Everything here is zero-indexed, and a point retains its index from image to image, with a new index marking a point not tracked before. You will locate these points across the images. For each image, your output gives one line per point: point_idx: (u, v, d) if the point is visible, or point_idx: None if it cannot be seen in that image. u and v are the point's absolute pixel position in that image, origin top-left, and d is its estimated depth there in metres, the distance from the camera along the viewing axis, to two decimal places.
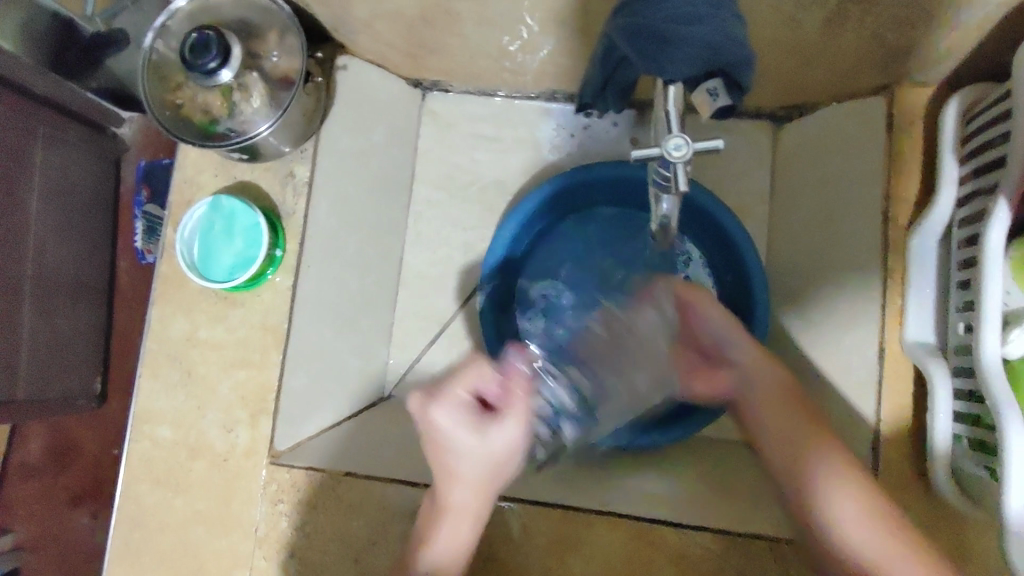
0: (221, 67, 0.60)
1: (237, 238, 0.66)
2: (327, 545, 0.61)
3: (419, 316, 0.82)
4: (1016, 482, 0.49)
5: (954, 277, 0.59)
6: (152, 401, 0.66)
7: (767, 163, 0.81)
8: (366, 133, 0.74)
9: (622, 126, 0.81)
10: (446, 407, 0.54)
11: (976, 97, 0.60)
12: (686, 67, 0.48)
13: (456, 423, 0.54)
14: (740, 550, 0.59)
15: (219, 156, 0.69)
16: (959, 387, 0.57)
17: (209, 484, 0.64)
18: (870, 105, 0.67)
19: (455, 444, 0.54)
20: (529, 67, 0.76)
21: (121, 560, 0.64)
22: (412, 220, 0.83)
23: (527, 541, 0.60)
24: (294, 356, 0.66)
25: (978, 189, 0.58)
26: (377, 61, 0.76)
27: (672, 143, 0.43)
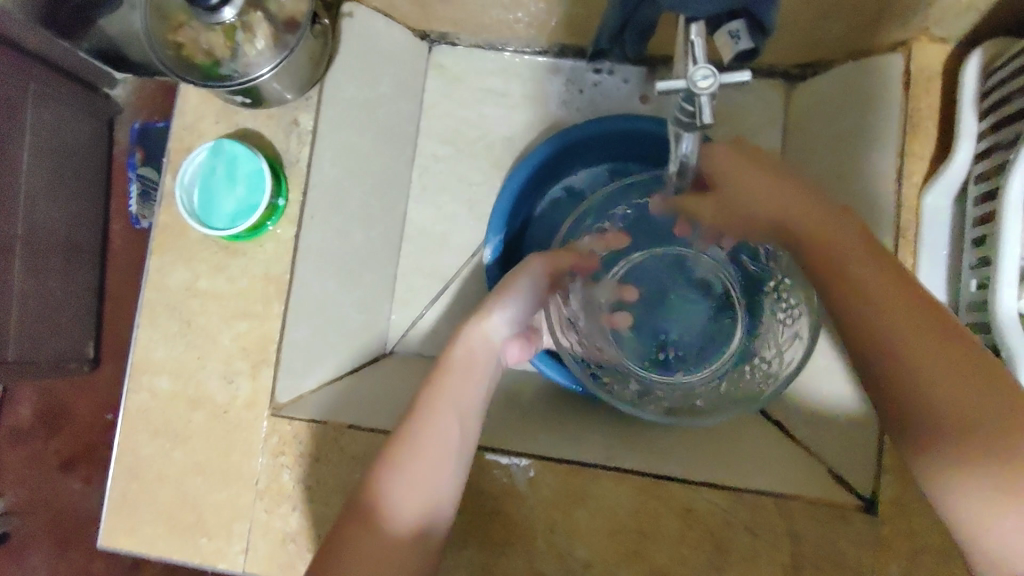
0: (224, 4, 0.58)
1: (239, 183, 0.65)
2: (330, 498, 0.60)
3: (423, 273, 0.81)
4: None
5: (968, 234, 0.59)
6: (150, 350, 0.64)
7: (779, 121, 0.80)
8: (372, 84, 0.72)
9: (631, 83, 0.80)
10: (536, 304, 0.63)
11: (994, 53, 0.60)
12: (709, 4, 0.46)
13: (511, 321, 0.61)
14: (747, 506, 0.57)
15: (220, 101, 0.67)
16: (970, 342, 0.58)
17: (209, 435, 0.63)
18: (887, 61, 0.65)
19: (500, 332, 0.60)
20: (539, 19, 0.74)
21: (119, 511, 0.63)
22: (417, 175, 0.82)
23: (533, 495, 0.59)
24: (297, 307, 0.65)
25: (997, 143, 0.57)
26: (384, 10, 0.74)
27: (699, 74, 0.41)
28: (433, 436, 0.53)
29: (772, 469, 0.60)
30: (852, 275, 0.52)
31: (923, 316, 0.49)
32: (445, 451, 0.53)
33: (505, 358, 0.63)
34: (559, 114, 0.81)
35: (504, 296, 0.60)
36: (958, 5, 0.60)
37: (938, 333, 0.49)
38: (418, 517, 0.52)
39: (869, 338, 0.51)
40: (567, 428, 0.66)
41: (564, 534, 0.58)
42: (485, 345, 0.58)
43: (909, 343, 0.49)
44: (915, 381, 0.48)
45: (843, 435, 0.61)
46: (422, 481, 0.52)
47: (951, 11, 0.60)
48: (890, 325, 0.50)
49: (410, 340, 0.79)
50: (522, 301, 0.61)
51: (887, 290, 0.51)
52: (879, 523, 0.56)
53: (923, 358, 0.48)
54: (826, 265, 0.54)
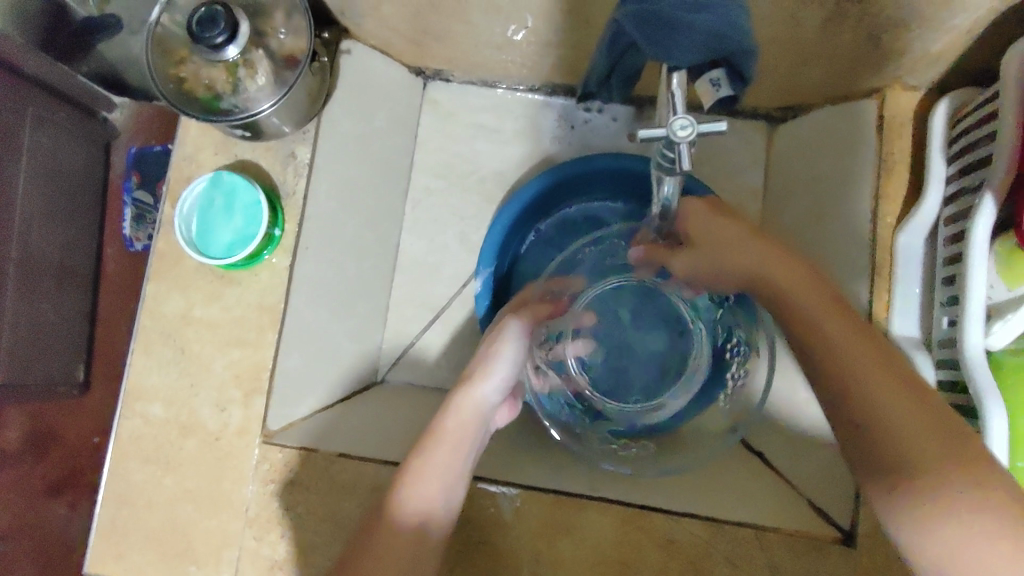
0: (228, 43, 0.60)
1: (237, 215, 0.66)
2: (319, 525, 0.60)
3: (415, 303, 0.82)
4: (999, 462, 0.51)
5: (940, 272, 0.62)
6: (144, 377, 0.65)
7: (760, 160, 0.83)
8: (367, 118, 0.74)
9: (619, 120, 0.83)
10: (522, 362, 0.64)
11: (959, 103, 0.63)
12: (693, 54, 0.48)
13: (499, 387, 0.61)
14: (727, 538, 0.58)
15: (220, 133, 0.69)
16: (942, 378, 0.60)
17: (201, 462, 0.63)
18: (862, 106, 0.69)
19: (488, 398, 0.60)
20: (530, 58, 0.77)
21: (107, 538, 0.63)
22: (410, 208, 0.84)
23: (518, 526, 0.60)
24: (290, 336, 0.66)
25: (963, 188, 0.60)
26: (381, 48, 0.77)
27: (678, 123, 0.44)
28: (432, 465, 0.55)
29: (751, 501, 0.61)
30: (819, 330, 0.54)
31: (884, 370, 0.52)
32: (452, 442, 0.57)
33: (495, 422, 0.64)
34: (552, 148, 0.84)
35: (492, 361, 0.61)
36: (929, 55, 0.63)
37: (900, 384, 0.51)
38: (420, 515, 0.54)
39: (838, 375, 0.52)
40: (554, 459, 0.68)
41: (547, 563, 0.59)
42: (474, 407, 0.59)
43: (870, 387, 0.51)
44: (897, 426, 0.50)
45: (824, 468, 0.62)
46: (434, 467, 0.55)
47: (922, 60, 0.64)
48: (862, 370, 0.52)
49: (402, 370, 0.81)
50: (508, 365, 0.61)
51: (848, 339, 0.53)
52: (856, 553, 0.57)
53: (884, 405, 0.50)
54: (801, 322, 0.56)
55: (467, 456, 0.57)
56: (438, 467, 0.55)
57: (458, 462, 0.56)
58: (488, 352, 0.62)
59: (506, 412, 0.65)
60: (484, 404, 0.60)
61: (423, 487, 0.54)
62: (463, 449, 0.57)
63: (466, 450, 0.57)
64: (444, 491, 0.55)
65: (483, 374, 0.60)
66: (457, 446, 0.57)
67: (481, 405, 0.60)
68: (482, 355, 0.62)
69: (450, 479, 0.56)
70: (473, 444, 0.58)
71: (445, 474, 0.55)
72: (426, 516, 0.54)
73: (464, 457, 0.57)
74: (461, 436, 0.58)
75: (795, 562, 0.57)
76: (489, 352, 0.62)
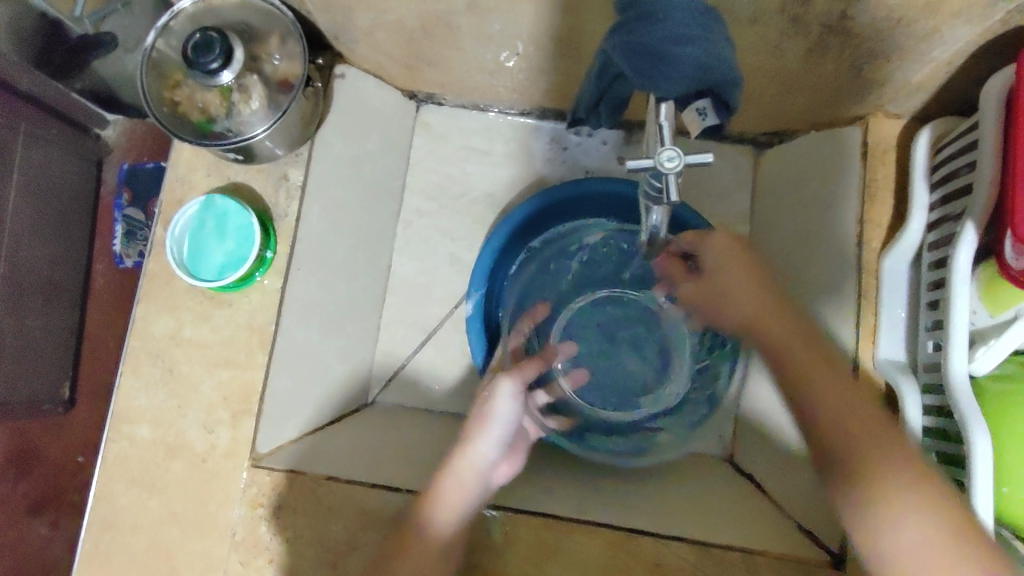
0: (223, 68, 0.61)
1: (229, 237, 0.67)
2: (306, 549, 0.60)
3: (406, 323, 0.83)
4: (982, 486, 0.51)
5: (924, 298, 0.62)
6: (132, 399, 0.65)
7: (749, 184, 0.84)
8: (359, 141, 0.75)
9: (608, 144, 0.84)
10: (517, 420, 0.63)
11: (941, 131, 0.64)
12: (678, 85, 0.50)
13: (497, 443, 0.62)
14: (716, 562, 0.57)
15: (212, 155, 0.70)
16: (928, 403, 0.60)
17: (187, 485, 0.63)
18: (847, 133, 0.70)
19: (487, 454, 0.61)
20: (521, 83, 0.78)
21: (91, 562, 0.62)
22: (402, 229, 0.84)
23: (508, 549, 0.59)
24: (280, 357, 0.66)
25: (945, 215, 0.61)
26: (374, 71, 0.77)
27: (665, 155, 0.44)
28: (451, 492, 0.57)
29: (741, 525, 0.61)
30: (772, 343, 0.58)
31: (842, 382, 0.56)
32: (460, 488, 0.58)
33: (499, 480, 0.62)
34: (544, 170, 0.85)
35: (485, 421, 0.61)
36: (910, 85, 0.65)
37: (847, 392, 0.55)
38: (449, 522, 0.57)
39: (802, 385, 0.56)
40: (544, 482, 0.68)
41: None
42: (472, 469, 0.59)
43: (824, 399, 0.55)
44: (847, 432, 0.53)
45: (811, 495, 0.62)
46: (454, 493, 0.57)
47: (904, 90, 0.65)
48: (819, 382, 0.55)
49: (392, 391, 0.80)
50: (503, 422, 0.62)
51: (803, 357, 0.56)
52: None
53: (833, 418, 0.54)
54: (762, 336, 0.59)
55: (468, 501, 0.58)
56: (448, 503, 0.57)
57: (470, 504, 0.58)
58: (481, 411, 0.62)
59: (510, 467, 0.63)
60: (484, 463, 0.60)
61: (437, 507, 0.57)
62: (471, 492, 0.58)
63: (472, 497, 0.59)
64: (463, 506, 0.58)
65: (476, 436, 0.61)
66: (462, 485, 0.58)
67: (480, 465, 0.60)
68: (477, 412, 0.63)
69: (462, 509, 0.57)
70: (478, 496, 0.59)
71: (456, 504, 0.57)
72: (455, 520, 0.57)
73: (472, 499, 0.58)
74: (463, 496, 0.58)
75: None
76: (482, 411, 0.62)
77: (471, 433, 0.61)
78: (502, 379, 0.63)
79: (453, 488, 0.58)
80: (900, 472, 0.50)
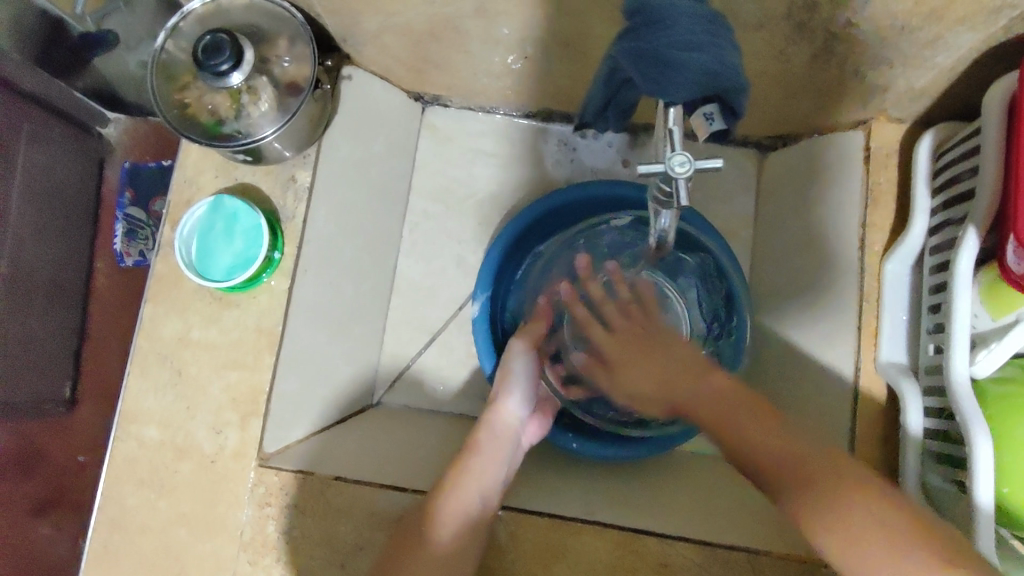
0: (232, 70, 0.61)
1: (237, 238, 0.67)
2: (314, 550, 0.60)
3: (412, 324, 0.83)
4: (983, 480, 0.52)
5: (926, 301, 0.63)
6: (140, 400, 0.65)
7: (753, 187, 0.85)
8: (366, 143, 0.75)
9: (614, 147, 0.85)
10: (535, 382, 0.72)
11: (943, 136, 0.65)
12: (683, 91, 0.50)
13: (523, 403, 0.70)
14: (721, 561, 0.58)
15: (221, 157, 0.70)
16: (929, 405, 0.61)
17: (195, 486, 0.63)
18: (850, 137, 0.71)
19: (515, 413, 0.69)
20: (527, 86, 0.78)
21: (100, 562, 0.63)
22: (408, 230, 0.85)
23: (514, 549, 0.59)
24: (288, 358, 0.66)
25: (947, 219, 0.62)
26: (381, 74, 0.78)
27: (675, 160, 0.45)
28: (477, 467, 0.63)
29: (744, 526, 0.62)
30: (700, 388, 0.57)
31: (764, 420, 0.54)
32: (490, 451, 0.65)
33: (528, 440, 0.70)
34: (549, 173, 0.86)
35: (508, 383, 0.70)
36: (913, 91, 0.65)
37: (766, 419, 0.54)
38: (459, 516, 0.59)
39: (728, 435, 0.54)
40: (549, 482, 0.68)
41: None
42: (503, 426, 0.68)
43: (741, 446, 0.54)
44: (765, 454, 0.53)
45: None
46: (485, 462, 0.64)
47: (906, 96, 0.66)
48: (740, 420, 0.54)
49: (397, 392, 0.81)
50: (522, 382, 0.71)
51: (723, 392, 0.56)
52: None
53: (750, 432, 0.54)
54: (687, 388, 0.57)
55: (499, 463, 0.65)
56: (478, 469, 0.63)
57: (507, 465, 0.66)
58: (501, 375, 0.71)
59: (537, 428, 0.71)
60: (513, 422, 0.69)
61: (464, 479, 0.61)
62: (501, 454, 0.66)
63: (501, 459, 0.65)
64: (490, 478, 0.63)
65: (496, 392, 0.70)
66: (490, 450, 0.65)
67: (508, 423, 0.68)
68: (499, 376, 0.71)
69: (490, 474, 0.63)
70: (509, 456, 0.67)
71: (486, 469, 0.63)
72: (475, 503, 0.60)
73: (501, 459, 0.65)
74: (495, 451, 0.66)
75: None
76: (502, 375, 0.71)
77: (497, 393, 0.70)
78: (517, 340, 0.72)
79: (485, 446, 0.66)
80: (855, 500, 0.49)
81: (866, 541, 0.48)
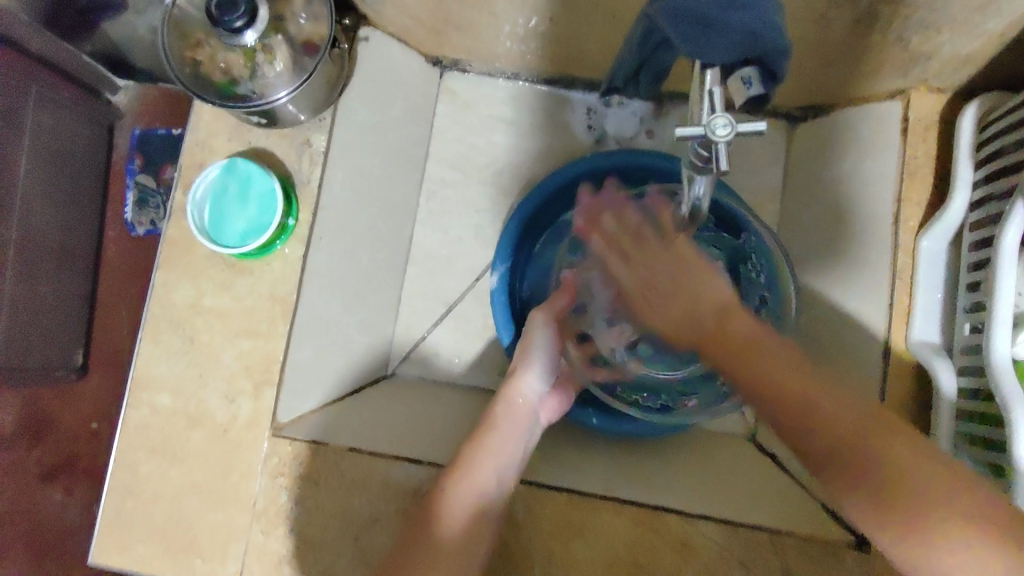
0: (247, 27, 0.59)
1: (251, 204, 0.65)
2: (328, 522, 0.59)
3: (428, 296, 0.82)
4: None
5: (964, 279, 0.61)
6: (152, 366, 0.64)
7: (780, 159, 0.83)
8: (384, 107, 0.73)
9: (639, 116, 0.82)
10: (555, 357, 0.69)
11: (989, 107, 0.62)
12: (722, 51, 0.47)
13: (541, 378, 0.68)
14: (743, 539, 0.57)
15: (234, 120, 0.68)
16: (963, 386, 0.59)
17: (208, 454, 0.62)
18: (886, 108, 0.67)
19: (530, 390, 0.67)
20: (551, 50, 0.75)
21: (111, 529, 0.62)
22: (424, 199, 0.83)
23: (531, 524, 0.58)
24: (302, 328, 0.65)
25: (990, 194, 0.59)
26: (399, 36, 0.75)
27: (717, 122, 0.43)
28: (487, 453, 0.60)
29: (766, 505, 0.60)
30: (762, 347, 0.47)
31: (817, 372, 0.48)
32: (503, 431, 0.63)
33: (547, 417, 0.68)
34: (571, 144, 0.83)
35: (526, 357, 0.68)
36: (959, 58, 0.62)
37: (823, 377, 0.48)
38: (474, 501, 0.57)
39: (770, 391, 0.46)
40: (564, 457, 0.67)
41: (560, 565, 0.57)
42: (517, 403, 0.65)
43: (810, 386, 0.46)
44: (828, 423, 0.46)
45: None
46: (496, 443, 0.61)
47: (952, 64, 0.63)
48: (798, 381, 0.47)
49: (412, 363, 0.80)
50: (540, 355, 0.68)
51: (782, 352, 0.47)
52: (871, 560, 0.56)
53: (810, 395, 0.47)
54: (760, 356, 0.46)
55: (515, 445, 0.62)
56: (490, 452, 0.60)
57: (521, 448, 0.63)
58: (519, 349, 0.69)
59: (555, 406, 0.68)
60: (529, 399, 0.66)
61: (473, 464, 0.58)
62: (514, 435, 0.63)
63: (515, 439, 0.63)
64: (504, 461, 0.60)
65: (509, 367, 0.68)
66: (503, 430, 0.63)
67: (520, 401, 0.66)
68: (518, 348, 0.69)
69: (505, 455, 0.61)
70: (523, 437, 0.64)
71: (500, 447, 0.61)
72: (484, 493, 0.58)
73: (515, 439, 0.63)
74: (511, 431, 0.63)
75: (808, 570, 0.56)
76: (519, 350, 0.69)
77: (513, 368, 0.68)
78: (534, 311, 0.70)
79: (495, 428, 0.63)
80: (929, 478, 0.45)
81: (950, 522, 0.44)
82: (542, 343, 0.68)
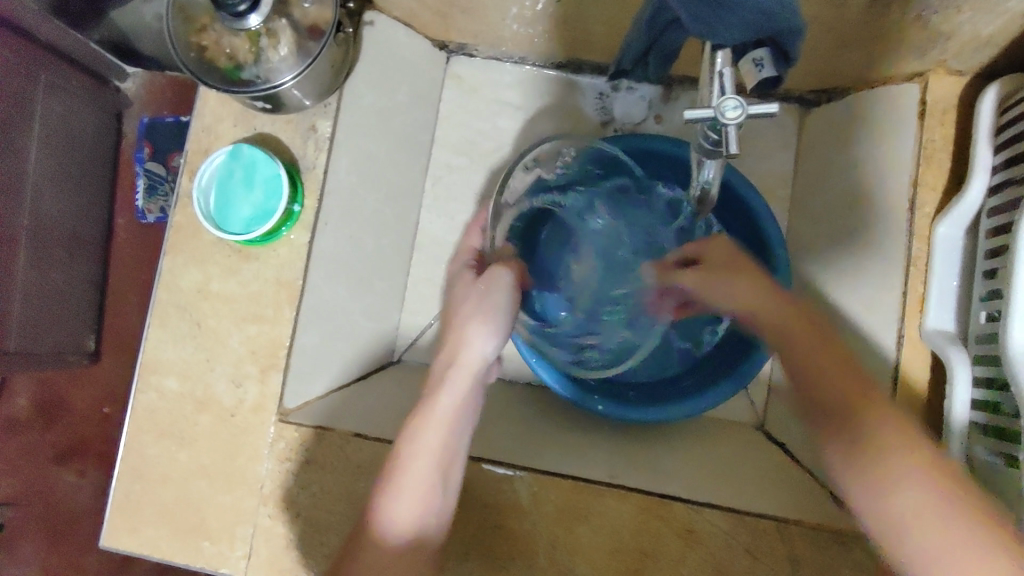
0: (250, 11, 0.58)
1: (257, 188, 0.65)
2: (334, 506, 0.59)
3: (434, 282, 0.81)
4: None
5: (980, 265, 0.60)
6: (159, 351, 0.64)
7: (791, 145, 0.82)
8: (389, 92, 0.73)
9: (648, 100, 0.81)
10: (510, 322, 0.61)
11: (1009, 91, 0.60)
12: (737, 32, 0.47)
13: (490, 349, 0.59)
14: (748, 528, 0.56)
15: (240, 105, 0.68)
16: (979, 375, 0.58)
17: (215, 438, 0.63)
18: (905, 90, 0.66)
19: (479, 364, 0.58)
20: (559, 33, 0.75)
21: (121, 512, 0.62)
22: (430, 184, 0.82)
23: (535, 510, 0.58)
24: (308, 313, 0.65)
25: (1010, 178, 0.58)
26: (405, 20, 0.74)
27: (727, 104, 0.42)
28: (428, 445, 0.54)
29: (772, 495, 0.60)
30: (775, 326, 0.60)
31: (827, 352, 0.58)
32: (449, 417, 0.55)
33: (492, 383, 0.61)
34: (580, 128, 0.82)
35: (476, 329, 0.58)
36: (978, 39, 0.61)
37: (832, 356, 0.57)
38: (416, 506, 0.53)
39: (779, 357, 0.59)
40: (567, 442, 0.66)
41: (565, 551, 0.57)
42: (463, 379, 0.57)
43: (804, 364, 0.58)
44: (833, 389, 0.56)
45: None
46: (438, 429, 0.54)
47: (970, 45, 0.61)
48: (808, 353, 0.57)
49: (419, 349, 0.80)
50: (493, 327, 0.58)
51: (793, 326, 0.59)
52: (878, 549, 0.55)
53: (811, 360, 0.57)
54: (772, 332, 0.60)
55: (460, 430, 0.56)
56: (435, 442, 0.54)
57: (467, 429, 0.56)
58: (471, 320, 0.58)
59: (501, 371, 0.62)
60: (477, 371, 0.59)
61: (417, 457, 0.53)
62: (459, 418, 0.56)
63: (459, 421, 0.56)
64: (451, 449, 0.55)
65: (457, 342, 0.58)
66: (450, 413, 0.55)
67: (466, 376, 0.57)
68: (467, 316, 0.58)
69: (452, 442, 0.55)
70: (467, 417, 0.57)
71: (446, 434, 0.55)
72: (428, 489, 0.53)
73: (461, 421, 0.56)
74: (454, 413, 0.56)
75: (813, 559, 0.56)
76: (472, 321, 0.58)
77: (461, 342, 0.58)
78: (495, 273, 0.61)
79: (439, 408, 0.55)
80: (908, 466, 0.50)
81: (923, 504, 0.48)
82: (501, 307, 0.59)
